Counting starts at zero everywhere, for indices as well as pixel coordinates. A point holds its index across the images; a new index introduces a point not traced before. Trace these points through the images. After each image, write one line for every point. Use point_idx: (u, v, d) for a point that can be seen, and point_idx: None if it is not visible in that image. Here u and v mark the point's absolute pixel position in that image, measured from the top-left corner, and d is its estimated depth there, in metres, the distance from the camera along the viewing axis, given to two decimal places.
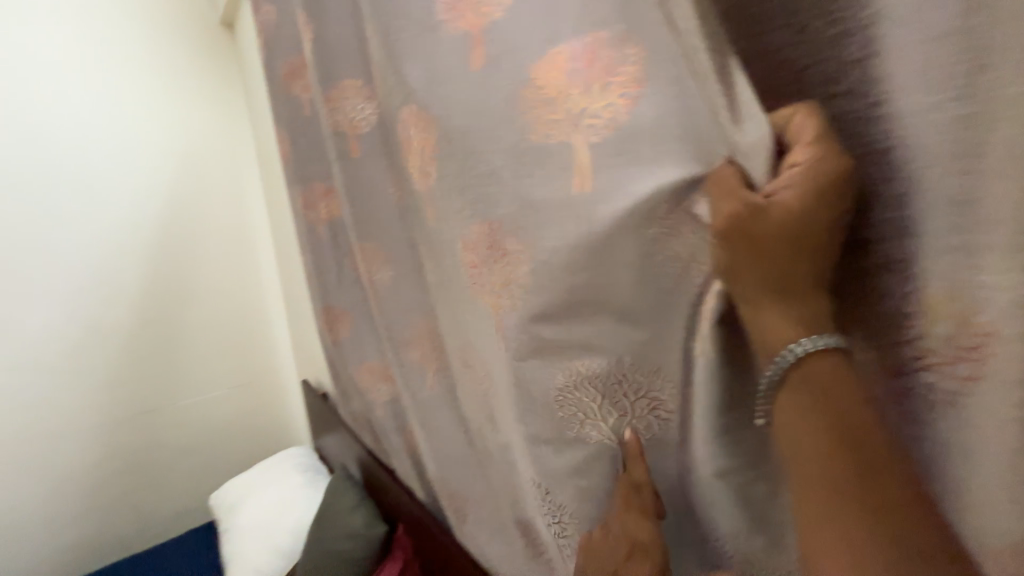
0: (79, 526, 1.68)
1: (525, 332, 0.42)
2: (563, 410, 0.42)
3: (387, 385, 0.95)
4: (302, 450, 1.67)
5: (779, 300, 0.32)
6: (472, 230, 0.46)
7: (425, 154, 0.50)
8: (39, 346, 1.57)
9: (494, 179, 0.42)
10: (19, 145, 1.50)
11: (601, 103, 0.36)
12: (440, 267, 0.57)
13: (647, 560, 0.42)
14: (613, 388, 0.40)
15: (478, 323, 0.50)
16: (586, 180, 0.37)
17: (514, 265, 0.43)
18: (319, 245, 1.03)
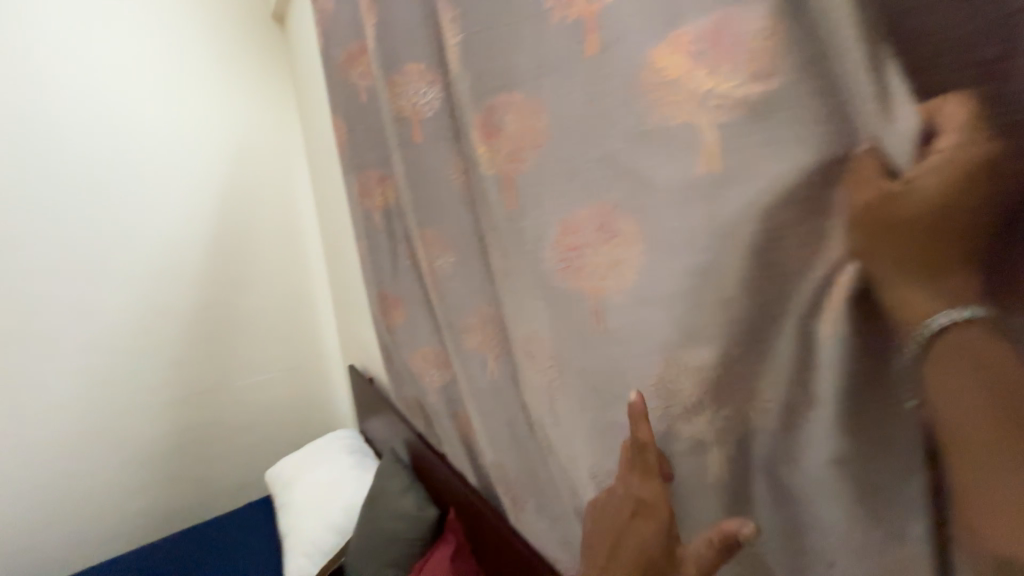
0: (143, 497, 1.77)
1: (634, 315, 0.43)
2: (662, 399, 0.43)
3: (441, 372, 0.94)
4: (349, 432, 1.73)
5: (922, 288, 0.28)
6: (577, 212, 0.46)
7: (516, 139, 0.50)
8: (109, 330, 1.66)
9: (609, 164, 0.43)
10: (88, 136, 1.57)
11: (731, 82, 0.34)
12: (510, 255, 0.55)
13: (654, 521, 0.44)
14: (711, 380, 0.39)
15: (559, 313, 0.50)
16: (713, 161, 0.36)
17: (625, 247, 0.42)
18: (374, 232, 1.03)
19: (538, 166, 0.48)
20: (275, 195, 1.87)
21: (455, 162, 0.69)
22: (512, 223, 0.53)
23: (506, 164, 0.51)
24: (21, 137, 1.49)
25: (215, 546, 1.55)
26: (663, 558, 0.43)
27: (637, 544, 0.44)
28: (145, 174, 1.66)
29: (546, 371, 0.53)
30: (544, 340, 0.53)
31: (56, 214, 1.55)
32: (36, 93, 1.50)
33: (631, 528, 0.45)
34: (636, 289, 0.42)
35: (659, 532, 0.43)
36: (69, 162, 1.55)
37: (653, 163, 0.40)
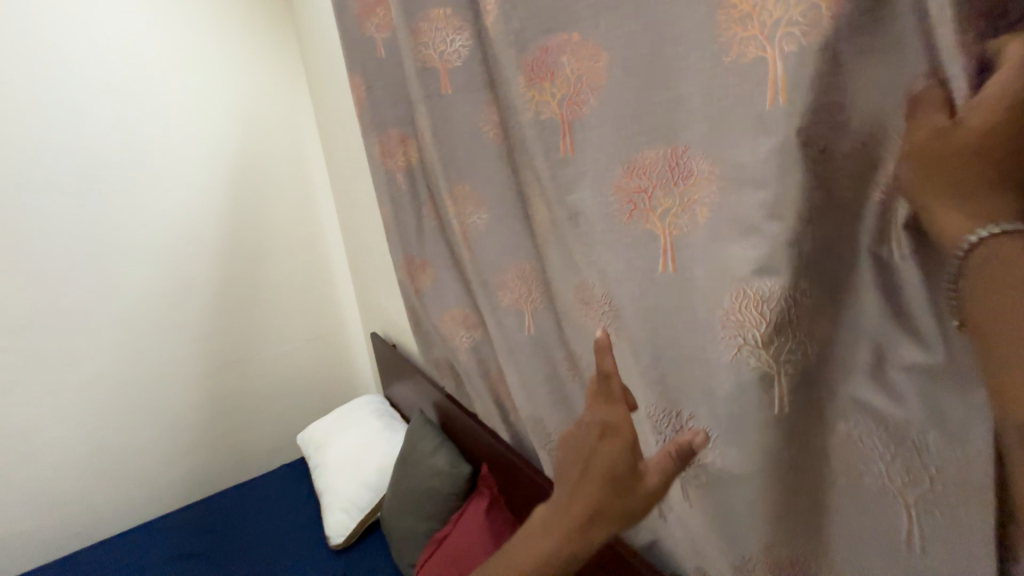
0: (177, 464, 1.84)
1: (700, 254, 0.43)
2: (725, 328, 0.42)
3: (470, 332, 0.94)
4: (375, 397, 1.79)
5: (966, 210, 0.31)
6: (642, 153, 0.45)
7: (574, 83, 0.48)
8: (136, 303, 1.68)
9: (679, 105, 0.42)
10: (93, 106, 1.53)
11: (801, 9, 0.33)
12: (564, 203, 0.53)
13: (618, 441, 0.48)
14: (779, 311, 0.38)
15: (620, 261, 0.49)
16: (780, 94, 0.35)
17: (699, 187, 0.42)
18: (393, 193, 0.98)
19: (599, 110, 0.47)
20: (285, 165, 1.85)
21: (488, 114, 0.67)
22: (568, 170, 0.51)
23: (565, 108, 0.50)
24: (26, 107, 1.45)
25: (255, 505, 1.63)
26: (628, 473, 0.47)
27: (604, 463, 0.48)
28: (153, 145, 1.63)
29: (605, 317, 0.54)
30: (600, 289, 0.53)
31: (72, 187, 1.53)
32: (35, 59, 1.44)
33: (597, 452, 0.49)
34: (709, 228, 0.42)
35: (624, 451, 0.48)
36: (78, 133, 1.52)
37: (728, 101, 0.38)
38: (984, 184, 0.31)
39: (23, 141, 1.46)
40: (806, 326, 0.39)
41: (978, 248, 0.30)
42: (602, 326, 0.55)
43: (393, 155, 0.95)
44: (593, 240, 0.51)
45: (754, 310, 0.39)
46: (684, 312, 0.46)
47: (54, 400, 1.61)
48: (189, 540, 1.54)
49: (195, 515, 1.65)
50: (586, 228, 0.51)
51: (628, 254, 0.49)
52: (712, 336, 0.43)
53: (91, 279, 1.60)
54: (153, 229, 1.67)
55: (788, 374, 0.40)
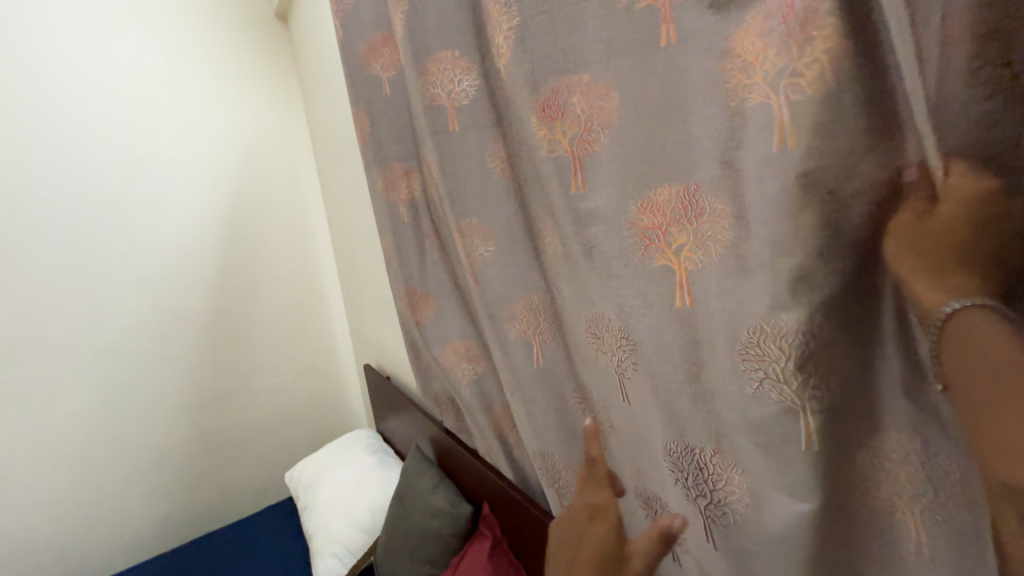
0: (154, 508, 1.73)
1: (716, 289, 0.42)
2: (748, 363, 0.40)
3: (473, 365, 0.92)
4: (367, 433, 1.73)
5: (942, 284, 0.31)
6: (657, 190, 0.46)
7: (590, 123, 0.50)
8: (123, 335, 1.63)
9: (689, 146, 0.43)
10: (98, 135, 1.54)
11: (806, 61, 0.33)
12: (580, 236, 0.54)
13: (606, 521, 0.64)
14: (796, 345, 0.36)
15: (636, 294, 0.50)
16: (789, 136, 0.34)
17: (713, 225, 0.42)
18: (396, 225, 0.99)
19: (611, 149, 0.49)
20: (282, 196, 1.86)
21: (496, 150, 0.69)
22: (582, 205, 0.52)
23: (577, 146, 0.51)
24: (29, 135, 1.45)
25: (238, 549, 1.54)
26: (614, 552, 0.61)
27: (595, 542, 0.63)
28: (150, 176, 1.63)
29: (620, 351, 0.54)
30: (614, 321, 0.53)
31: (67, 215, 1.52)
32: (42, 89, 1.46)
33: (591, 529, 0.65)
34: (722, 264, 0.41)
35: (610, 529, 0.63)
36: (80, 161, 1.52)
37: (736, 139, 0.39)
38: (960, 260, 0.30)
39: (22, 168, 1.45)
40: (823, 366, 0.36)
41: (952, 318, 0.31)
42: (619, 359, 0.54)
43: (398, 188, 0.96)
44: (613, 276, 0.51)
45: (773, 343, 0.38)
46: (701, 347, 0.45)
47: (27, 439, 1.51)
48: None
49: (173, 561, 1.54)
50: (602, 261, 0.52)
51: (643, 286, 0.49)
52: (730, 367, 0.42)
53: (78, 309, 1.55)
54: (145, 260, 1.64)
55: (814, 411, 0.37)
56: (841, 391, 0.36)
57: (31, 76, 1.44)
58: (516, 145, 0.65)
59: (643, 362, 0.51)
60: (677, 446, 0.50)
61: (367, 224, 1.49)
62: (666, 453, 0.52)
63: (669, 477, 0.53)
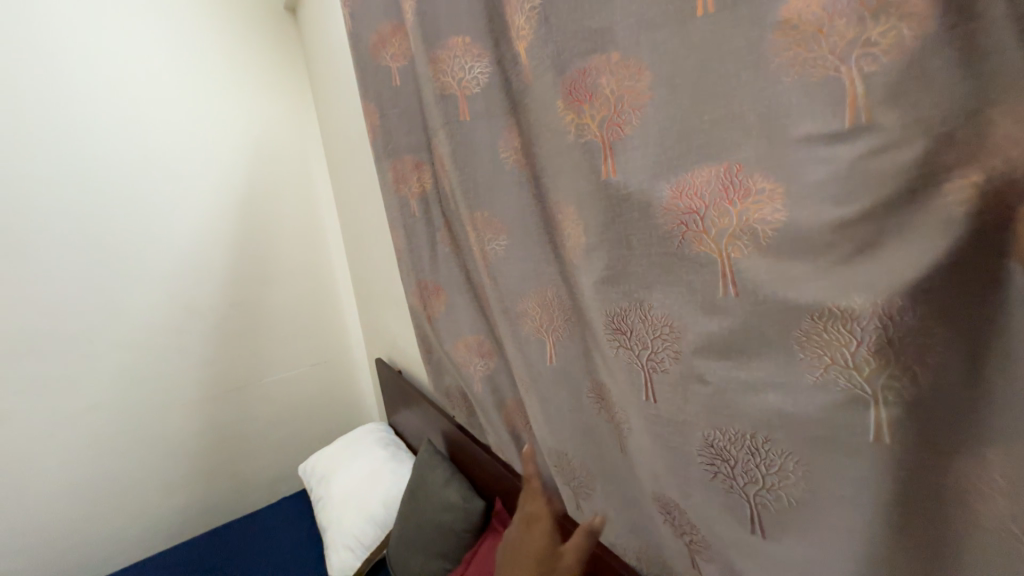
0: (171, 499, 1.75)
1: (770, 272, 0.39)
2: (809, 350, 0.38)
3: (485, 361, 0.91)
4: (378, 427, 1.73)
5: None
6: (695, 171, 0.43)
7: (621, 103, 0.47)
8: (137, 329, 1.63)
9: (728, 124, 0.40)
10: (107, 129, 1.53)
11: (881, 30, 0.30)
12: (610, 226, 0.52)
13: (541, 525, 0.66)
14: (873, 330, 0.34)
15: (676, 284, 0.48)
16: (863, 109, 0.32)
17: (760, 207, 0.39)
18: (407, 218, 0.97)
19: (641, 132, 0.46)
20: (291, 190, 1.85)
21: (507, 140, 0.66)
22: (615, 191, 0.49)
23: (607, 128, 0.48)
24: (37, 129, 1.44)
25: (252, 541, 1.56)
26: (550, 557, 0.61)
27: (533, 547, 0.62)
28: (161, 172, 1.62)
29: (652, 341, 0.51)
30: (649, 313, 0.50)
31: (78, 210, 1.51)
32: (50, 82, 1.44)
33: (528, 536, 0.65)
34: (775, 249, 0.38)
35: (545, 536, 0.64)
36: (90, 155, 1.51)
37: (787, 118, 0.36)
38: None
39: (31, 161, 1.44)
40: (903, 353, 0.33)
41: None
42: (651, 350, 0.51)
43: (407, 179, 0.94)
44: (650, 263, 0.49)
45: (841, 328, 0.35)
46: (751, 336, 0.42)
47: (45, 432, 1.53)
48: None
49: (189, 552, 1.56)
50: (635, 247, 0.50)
51: (676, 276, 0.47)
52: (788, 359, 0.40)
53: (93, 304, 1.56)
54: (157, 254, 1.64)
55: (889, 402, 0.34)
56: (928, 386, 0.33)
57: (33, 71, 1.42)
58: (533, 133, 0.62)
59: (682, 352, 0.48)
60: (721, 437, 0.47)
61: (377, 217, 1.48)
62: (702, 449, 0.49)
63: (701, 475, 0.49)
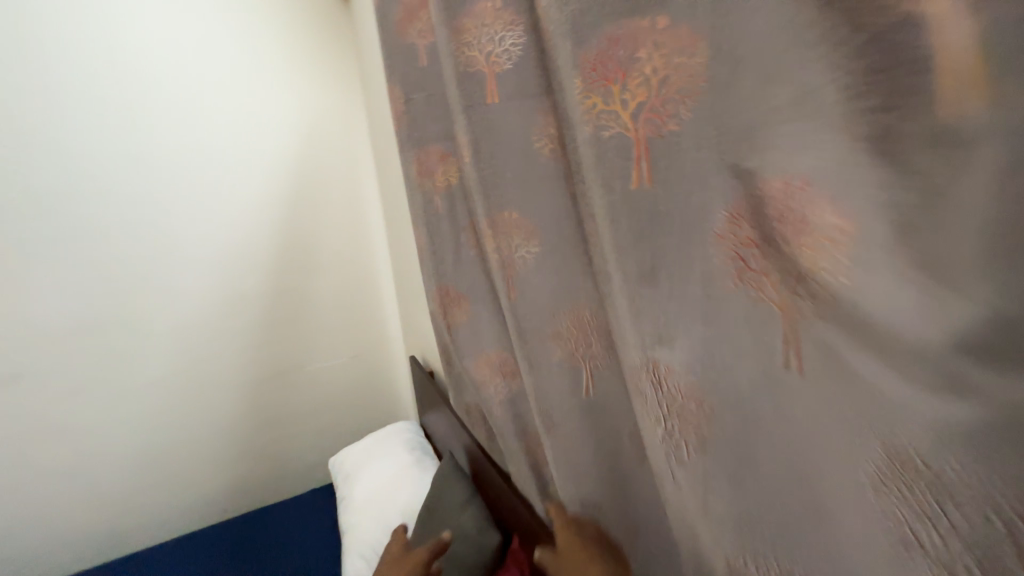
0: (221, 475, 1.85)
1: (838, 360, 0.27)
2: (887, 508, 0.26)
3: (508, 382, 0.80)
4: (408, 427, 1.71)
5: None
6: (757, 179, 0.30)
7: (672, 91, 0.34)
8: (192, 320, 1.70)
9: (801, 109, 0.26)
10: (166, 125, 1.57)
11: None
12: (641, 258, 0.37)
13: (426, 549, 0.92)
14: (988, 520, 0.22)
15: (733, 344, 0.33)
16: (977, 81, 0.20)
17: (828, 255, 0.26)
18: (431, 213, 0.87)
19: (702, 124, 0.33)
20: (339, 182, 1.86)
21: (542, 124, 0.56)
22: (654, 208, 0.36)
23: (648, 120, 0.35)
24: (105, 125, 1.50)
25: (286, 532, 1.59)
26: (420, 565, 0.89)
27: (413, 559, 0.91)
28: (217, 156, 1.66)
29: (674, 414, 0.36)
30: (679, 390, 0.36)
31: (141, 206, 1.57)
32: (115, 79, 1.48)
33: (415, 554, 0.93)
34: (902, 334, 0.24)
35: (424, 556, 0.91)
36: (152, 152, 1.56)
37: (889, 95, 0.22)
38: None
39: (101, 158, 1.50)
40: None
41: None
42: (672, 426, 0.36)
43: (430, 171, 0.85)
44: (674, 300, 0.35)
45: (934, 494, 0.23)
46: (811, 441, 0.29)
47: (112, 412, 1.65)
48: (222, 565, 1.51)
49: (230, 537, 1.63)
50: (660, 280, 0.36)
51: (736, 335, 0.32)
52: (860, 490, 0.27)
53: (150, 297, 1.63)
54: (211, 237, 1.69)
55: None
56: None
57: (103, 49, 1.46)
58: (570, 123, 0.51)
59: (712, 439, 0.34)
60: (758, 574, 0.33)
61: None
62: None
63: None
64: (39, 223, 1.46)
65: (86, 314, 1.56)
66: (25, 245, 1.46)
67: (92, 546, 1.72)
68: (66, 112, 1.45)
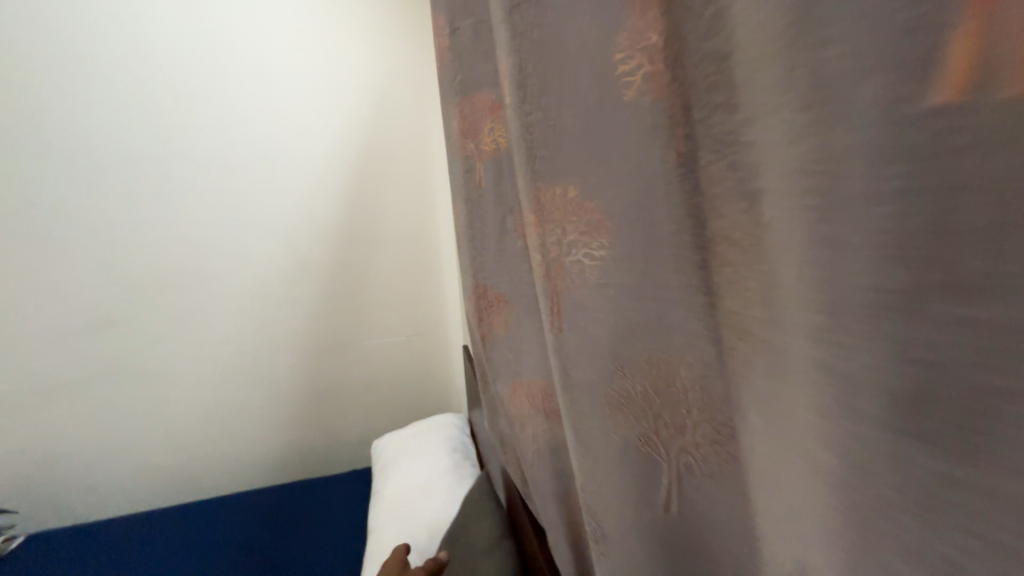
0: (278, 438, 1.89)
1: None
2: None
3: (550, 423, 0.60)
4: (453, 423, 1.58)
5: None
6: None
7: None
8: (257, 287, 1.72)
9: None
10: (237, 86, 1.53)
11: None
12: (778, 210, 0.27)
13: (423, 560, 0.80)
14: None
15: (843, 346, 0.24)
16: None
17: None
18: (471, 192, 0.67)
19: None
20: (406, 151, 1.73)
21: (631, 41, 0.34)
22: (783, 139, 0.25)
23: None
24: (184, 86, 1.49)
25: (323, 520, 1.58)
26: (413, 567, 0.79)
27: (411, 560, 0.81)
28: (286, 120, 1.60)
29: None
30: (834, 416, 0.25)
31: (214, 172, 1.58)
32: (192, 42, 1.47)
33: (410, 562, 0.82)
34: None
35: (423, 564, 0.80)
36: (222, 117, 1.54)
37: None
38: None
39: (177, 122, 1.51)
40: None
41: None
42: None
43: (473, 133, 0.64)
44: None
45: None
46: None
47: (185, 368, 1.73)
48: (263, 541, 1.52)
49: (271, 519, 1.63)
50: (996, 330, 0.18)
51: None
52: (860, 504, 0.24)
53: (220, 262, 1.66)
54: (278, 205, 1.67)
55: None
56: None
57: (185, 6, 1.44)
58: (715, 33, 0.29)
59: None
60: None
61: None
62: None
63: None
64: (124, 181, 1.51)
65: (163, 274, 1.63)
66: (111, 204, 1.52)
67: (164, 490, 1.84)
68: (147, 75, 1.46)
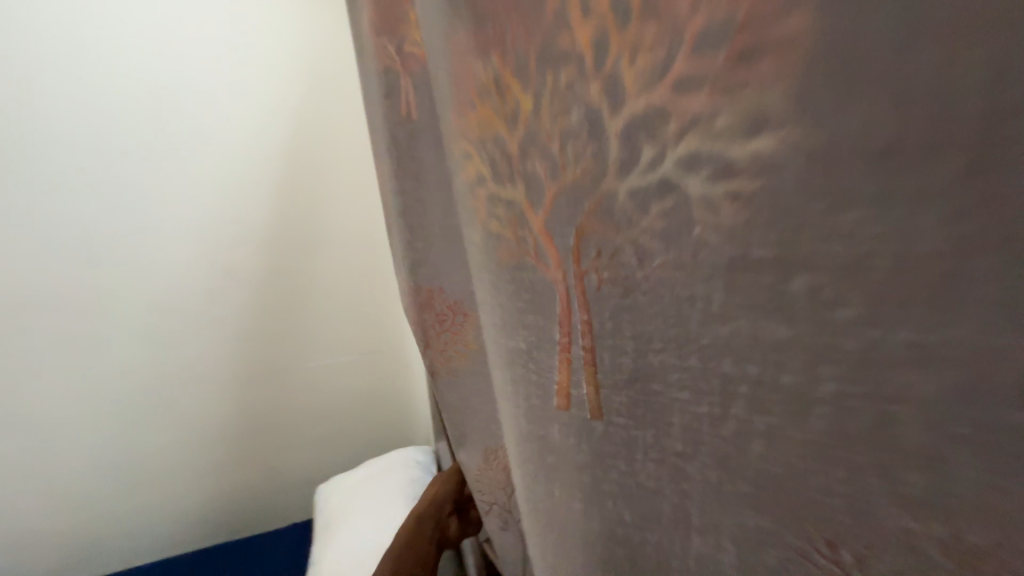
0: (203, 486, 1.54)
1: None
2: None
3: (554, 453, 0.47)
4: (416, 460, 1.28)
5: None
6: None
7: None
8: (162, 312, 1.37)
9: None
10: (124, 42, 1.17)
11: None
12: None
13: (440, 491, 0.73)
14: None
15: None
16: None
17: None
18: (405, 165, 0.56)
19: None
20: (355, 132, 1.39)
21: None
22: None
23: None
24: (47, 37, 1.11)
25: None
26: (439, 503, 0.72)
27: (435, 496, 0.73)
28: (194, 90, 1.24)
29: None
30: None
31: (91, 171, 1.21)
32: None
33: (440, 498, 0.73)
34: None
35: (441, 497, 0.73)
36: (98, 100, 1.17)
37: None
38: None
39: (33, 95, 1.14)
40: None
41: None
42: None
43: (407, 81, 0.53)
44: None
45: None
46: None
47: (66, 414, 1.36)
48: None
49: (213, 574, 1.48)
50: None
51: None
52: None
53: (108, 282, 1.30)
54: (190, 198, 1.31)
55: None
56: None
57: None
58: None
59: None
60: None
61: None
62: None
63: None
64: None
65: (28, 296, 1.25)
66: None
67: (51, 560, 1.47)
68: None
